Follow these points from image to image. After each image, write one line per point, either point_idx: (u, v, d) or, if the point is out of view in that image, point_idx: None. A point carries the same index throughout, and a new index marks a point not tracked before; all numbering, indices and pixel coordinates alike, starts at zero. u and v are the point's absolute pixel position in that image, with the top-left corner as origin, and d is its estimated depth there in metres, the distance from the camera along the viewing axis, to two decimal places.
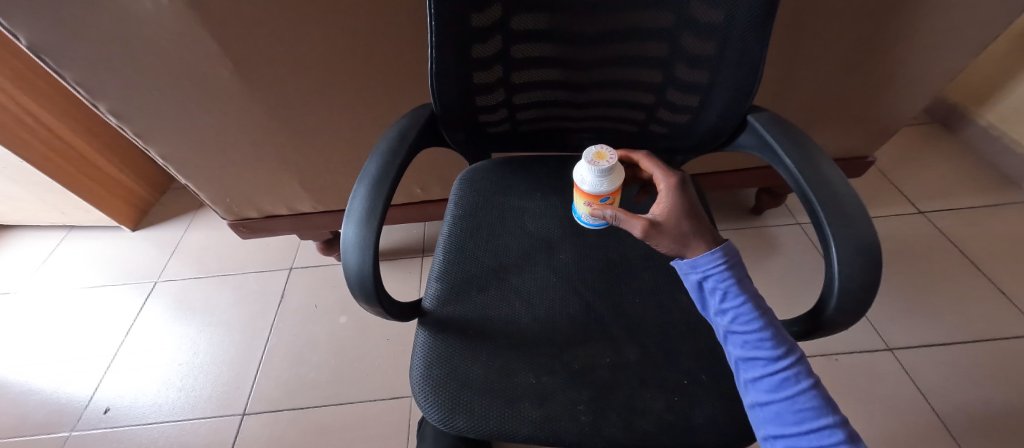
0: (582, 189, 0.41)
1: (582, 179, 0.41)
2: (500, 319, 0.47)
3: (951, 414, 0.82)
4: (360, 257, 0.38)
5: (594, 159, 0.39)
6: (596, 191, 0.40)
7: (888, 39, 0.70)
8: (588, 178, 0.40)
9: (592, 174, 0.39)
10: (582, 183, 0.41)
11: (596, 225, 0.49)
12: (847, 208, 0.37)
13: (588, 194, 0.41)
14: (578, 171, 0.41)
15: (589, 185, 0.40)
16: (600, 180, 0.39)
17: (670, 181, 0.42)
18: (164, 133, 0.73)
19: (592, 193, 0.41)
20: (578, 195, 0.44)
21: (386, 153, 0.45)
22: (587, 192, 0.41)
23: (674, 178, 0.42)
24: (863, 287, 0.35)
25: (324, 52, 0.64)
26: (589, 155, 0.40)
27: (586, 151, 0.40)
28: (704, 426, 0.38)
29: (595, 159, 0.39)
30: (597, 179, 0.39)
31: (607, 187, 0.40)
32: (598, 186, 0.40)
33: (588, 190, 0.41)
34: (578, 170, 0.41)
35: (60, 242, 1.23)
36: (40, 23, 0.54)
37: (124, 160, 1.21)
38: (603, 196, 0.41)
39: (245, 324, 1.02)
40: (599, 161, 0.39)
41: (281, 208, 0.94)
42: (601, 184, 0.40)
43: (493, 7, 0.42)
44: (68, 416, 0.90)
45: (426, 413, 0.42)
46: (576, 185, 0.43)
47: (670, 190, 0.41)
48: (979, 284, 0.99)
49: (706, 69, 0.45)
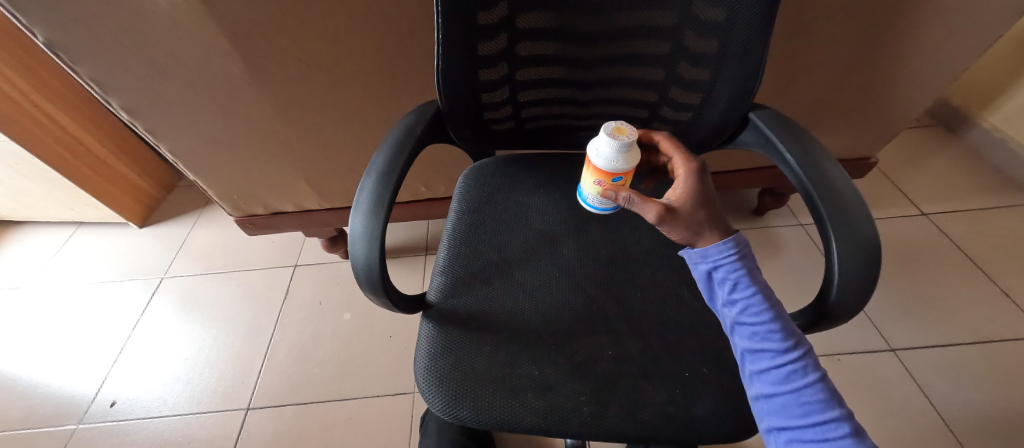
0: (599, 164, 0.41)
1: (597, 154, 0.41)
2: (503, 311, 0.48)
3: (953, 415, 0.82)
4: (367, 249, 0.39)
5: (613, 133, 0.39)
6: (610, 169, 0.41)
7: (888, 42, 0.71)
8: (605, 153, 0.40)
9: (611, 148, 0.39)
10: (597, 157, 0.41)
11: (603, 209, 0.49)
12: (847, 204, 0.38)
13: (602, 171, 0.41)
14: (594, 145, 0.41)
15: (606, 159, 0.40)
16: (617, 156, 0.39)
17: (691, 167, 0.42)
18: (174, 130, 0.75)
19: (605, 170, 0.41)
20: (591, 170, 0.43)
21: (393, 148, 0.45)
22: (600, 169, 0.41)
23: (693, 164, 0.43)
24: (862, 279, 0.36)
25: (331, 50, 0.65)
26: (609, 130, 0.40)
27: (606, 125, 0.40)
28: (705, 418, 0.39)
29: (614, 134, 0.40)
30: (615, 155, 0.39)
31: (622, 165, 0.40)
32: (613, 162, 0.40)
33: (603, 167, 0.41)
34: (596, 142, 0.40)
35: (70, 238, 1.25)
36: (58, 22, 0.56)
37: (134, 158, 1.23)
38: (616, 176, 0.41)
39: (251, 320, 1.03)
40: (619, 136, 0.39)
41: (287, 205, 0.95)
42: (616, 162, 0.40)
43: (500, 5, 0.43)
44: (75, 409, 0.91)
45: (429, 402, 0.43)
46: (591, 160, 0.42)
47: (688, 177, 0.41)
48: (982, 286, 0.99)
49: (709, 68, 0.46)
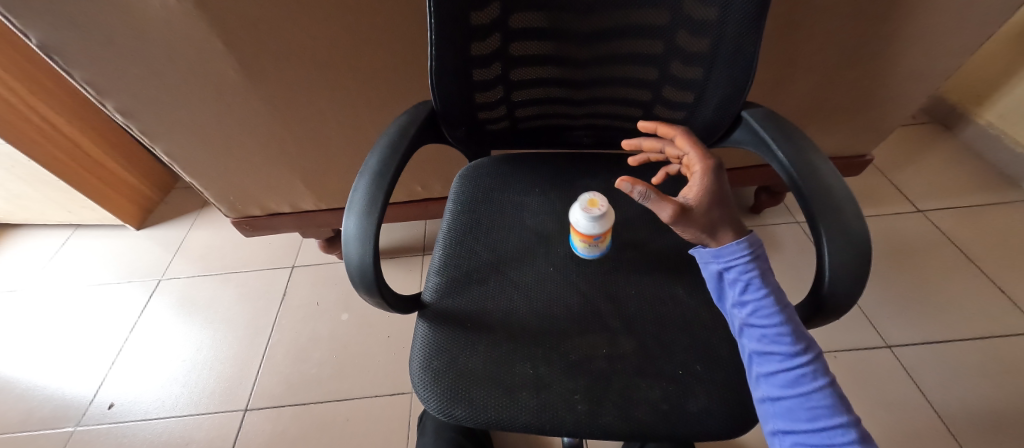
0: (577, 229, 0.48)
1: (576, 222, 0.48)
2: (499, 310, 0.48)
3: (949, 411, 0.82)
4: (361, 250, 0.39)
5: (586, 205, 0.47)
6: (588, 233, 0.47)
7: (881, 40, 0.71)
8: (580, 221, 0.47)
9: (586, 217, 0.46)
10: (575, 224, 0.48)
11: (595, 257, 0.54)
12: (838, 202, 0.38)
13: (583, 235, 0.48)
14: (572, 214, 0.48)
15: (582, 225, 0.47)
16: (592, 223, 0.46)
17: (705, 163, 0.42)
18: (170, 132, 0.74)
19: (585, 235, 0.48)
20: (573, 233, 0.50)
21: (387, 148, 0.45)
22: (580, 234, 0.48)
23: (711, 162, 0.43)
24: (853, 276, 0.36)
25: (325, 51, 0.65)
26: (583, 202, 0.47)
27: (581, 198, 0.48)
28: (699, 416, 0.39)
29: (588, 206, 0.47)
30: (590, 222, 0.46)
31: (598, 229, 0.47)
32: (590, 228, 0.47)
33: (582, 232, 0.48)
34: (574, 213, 0.48)
35: (67, 241, 1.25)
36: (52, 24, 0.56)
37: (130, 160, 1.23)
38: (595, 237, 0.48)
39: (249, 321, 1.03)
40: (592, 208, 0.47)
41: (284, 206, 0.96)
42: (592, 226, 0.47)
43: (493, 6, 0.43)
44: (73, 412, 0.91)
45: (424, 402, 0.43)
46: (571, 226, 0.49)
47: (705, 175, 0.42)
48: (978, 283, 1.00)
49: (701, 67, 0.47)
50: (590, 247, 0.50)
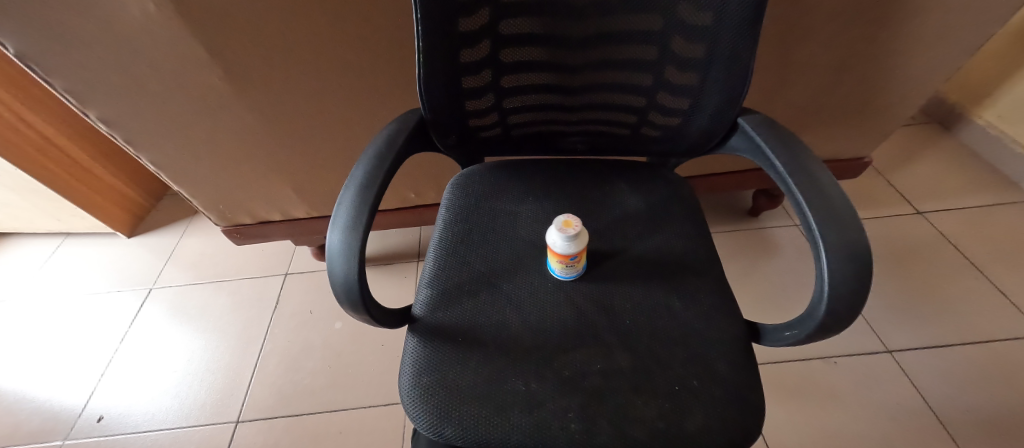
0: (553, 249, 0.46)
1: (552, 242, 0.46)
2: (492, 324, 0.46)
3: (952, 417, 0.81)
4: (346, 265, 0.38)
5: (562, 226, 0.45)
6: (565, 252, 0.45)
7: (879, 42, 0.70)
8: (557, 240, 0.45)
9: (560, 238, 0.45)
10: (551, 245, 0.46)
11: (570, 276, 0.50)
12: (839, 211, 0.37)
13: (559, 253, 0.46)
14: (548, 235, 0.46)
15: (558, 246, 0.45)
16: (568, 241, 0.44)
17: None
18: (155, 141, 0.73)
19: (561, 253, 0.46)
20: (550, 253, 0.48)
21: (374, 158, 0.44)
22: (557, 251, 0.46)
23: None
24: (854, 290, 0.35)
25: (313, 58, 0.64)
26: (558, 224, 0.46)
27: (556, 220, 0.47)
28: (697, 435, 0.38)
29: (562, 227, 0.45)
30: (565, 242, 0.44)
31: (574, 248, 0.45)
32: (566, 246, 0.45)
33: (558, 250, 0.45)
34: (549, 234, 0.46)
35: (56, 249, 1.23)
36: (29, 32, 0.54)
37: (120, 167, 1.22)
38: (571, 255, 0.46)
39: (241, 330, 1.02)
40: (566, 229, 0.45)
41: (275, 213, 0.94)
42: (567, 247, 0.45)
43: (481, 11, 0.42)
44: (61, 425, 0.89)
45: (414, 421, 0.41)
46: (549, 246, 0.48)
47: None
48: (979, 286, 0.99)
49: (697, 72, 0.46)
50: (568, 268, 0.48)
